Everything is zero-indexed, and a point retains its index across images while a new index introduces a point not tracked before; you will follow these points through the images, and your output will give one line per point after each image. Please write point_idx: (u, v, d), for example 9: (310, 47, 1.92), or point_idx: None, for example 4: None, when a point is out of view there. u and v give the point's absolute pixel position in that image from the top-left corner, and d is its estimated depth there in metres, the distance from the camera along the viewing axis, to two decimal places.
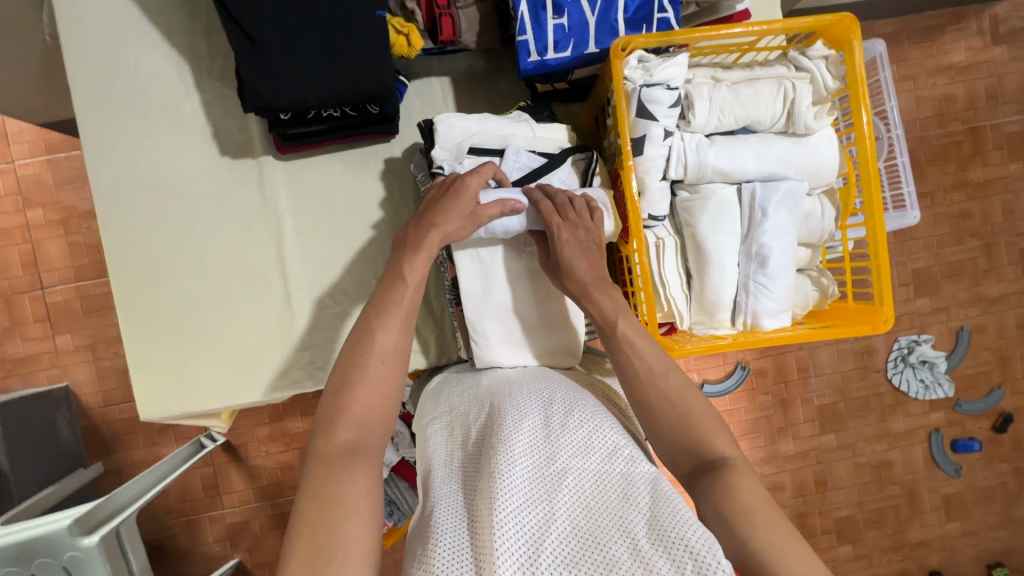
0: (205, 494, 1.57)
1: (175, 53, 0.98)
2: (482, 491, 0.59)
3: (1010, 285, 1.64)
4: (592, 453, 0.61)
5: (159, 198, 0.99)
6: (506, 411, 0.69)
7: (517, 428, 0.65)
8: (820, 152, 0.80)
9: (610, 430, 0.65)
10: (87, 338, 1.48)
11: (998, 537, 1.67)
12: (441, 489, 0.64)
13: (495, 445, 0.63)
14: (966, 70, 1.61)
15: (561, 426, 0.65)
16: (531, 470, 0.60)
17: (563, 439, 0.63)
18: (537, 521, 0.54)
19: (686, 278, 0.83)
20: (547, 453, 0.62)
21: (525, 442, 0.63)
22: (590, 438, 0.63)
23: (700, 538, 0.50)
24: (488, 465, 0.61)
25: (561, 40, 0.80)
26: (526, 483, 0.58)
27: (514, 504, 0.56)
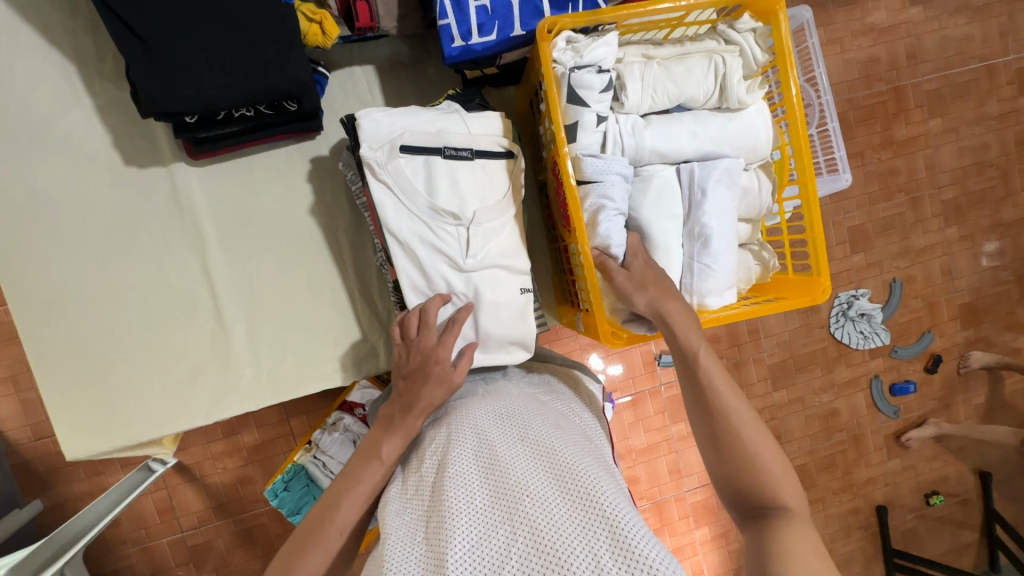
0: (160, 518, 1.48)
1: (56, 52, 0.87)
2: (438, 522, 0.59)
3: (935, 236, 1.74)
4: (549, 471, 0.63)
5: (57, 218, 0.89)
6: (462, 434, 0.69)
7: (476, 453, 0.65)
8: (754, 127, 0.80)
9: (569, 443, 0.67)
10: (5, 371, 1.35)
11: (933, 469, 1.80)
12: (395, 518, 0.64)
13: (453, 472, 0.63)
14: (887, 31, 1.66)
15: (520, 443, 0.66)
16: (491, 494, 0.61)
17: (523, 457, 0.64)
18: (497, 547, 0.56)
19: None
20: (503, 476, 0.62)
21: (483, 468, 0.63)
22: (549, 455, 0.64)
23: (660, 557, 0.53)
24: (445, 496, 0.61)
25: (485, 23, 0.76)
26: (484, 512, 0.59)
27: (471, 536, 0.57)
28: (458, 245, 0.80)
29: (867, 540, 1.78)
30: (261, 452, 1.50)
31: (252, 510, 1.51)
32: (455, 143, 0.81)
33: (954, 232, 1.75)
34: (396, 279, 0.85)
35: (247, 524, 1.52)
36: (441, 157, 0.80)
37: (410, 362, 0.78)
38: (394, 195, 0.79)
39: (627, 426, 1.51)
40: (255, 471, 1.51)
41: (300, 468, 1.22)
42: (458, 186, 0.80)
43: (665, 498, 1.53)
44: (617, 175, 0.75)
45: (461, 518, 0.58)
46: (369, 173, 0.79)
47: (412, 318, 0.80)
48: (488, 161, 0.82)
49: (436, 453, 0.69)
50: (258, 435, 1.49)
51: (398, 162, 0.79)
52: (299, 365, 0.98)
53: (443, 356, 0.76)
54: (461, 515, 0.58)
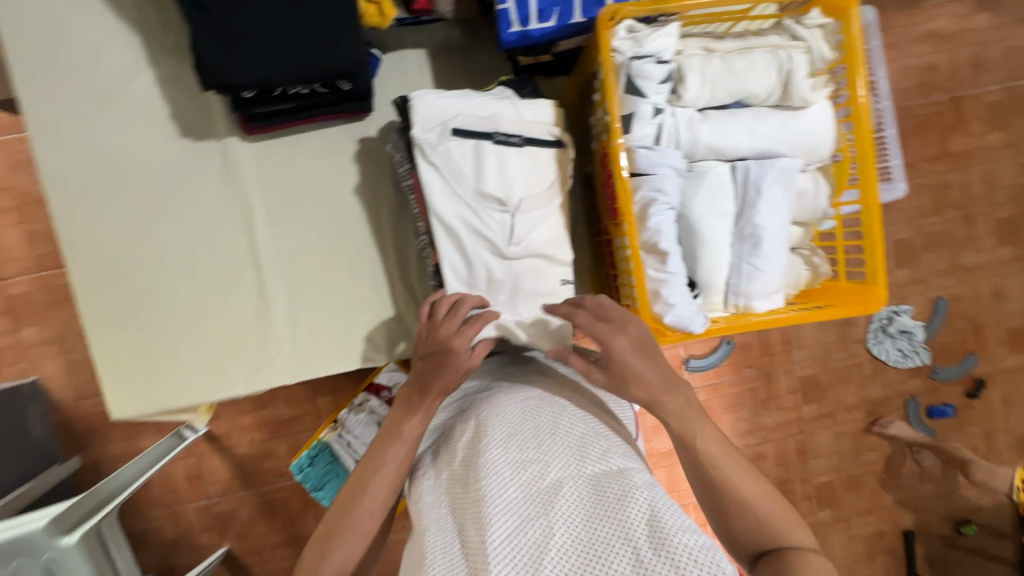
0: (188, 484, 1.53)
1: (122, 24, 0.90)
2: (473, 515, 0.60)
3: (986, 254, 1.66)
4: (582, 462, 0.62)
5: (116, 185, 0.92)
6: (490, 422, 0.67)
7: (505, 444, 0.64)
8: (816, 127, 0.77)
9: (601, 436, 0.65)
10: (53, 331, 1.41)
11: (967, 497, 1.73)
12: (432, 510, 0.65)
13: (484, 462, 0.63)
14: (950, 37, 1.59)
15: (551, 434, 0.65)
16: (524, 487, 0.60)
17: (554, 448, 0.63)
18: (534, 541, 0.56)
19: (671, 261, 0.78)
20: (536, 466, 0.62)
21: (513, 458, 0.63)
22: (582, 445, 0.63)
23: (701, 545, 0.52)
24: (477, 488, 0.61)
25: (545, 9, 0.75)
26: (518, 504, 0.59)
27: (508, 531, 0.57)
28: (503, 231, 0.80)
29: (891, 564, 1.72)
30: (287, 428, 1.53)
31: (274, 484, 1.55)
32: (507, 129, 0.80)
33: (1008, 253, 1.67)
34: (437, 264, 0.85)
35: (269, 497, 1.56)
36: (491, 142, 0.80)
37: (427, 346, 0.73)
38: (442, 177, 0.80)
39: (651, 429, 1.49)
40: (280, 445, 1.54)
41: (325, 446, 1.25)
42: (507, 172, 0.80)
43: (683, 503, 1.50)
44: (670, 169, 0.73)
45: (496, 512, 0.58)
46: (419, 154, 0.79)
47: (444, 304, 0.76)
48: (538, 149, 0.82)
49: (465, 443, 0.68)
50: (286, 411, 1.52)
51: (448, 144, 0.79)
52: (338, 343, 1.00)
53: (460, 344, 0.71)
54: (495, 506, 0.58)
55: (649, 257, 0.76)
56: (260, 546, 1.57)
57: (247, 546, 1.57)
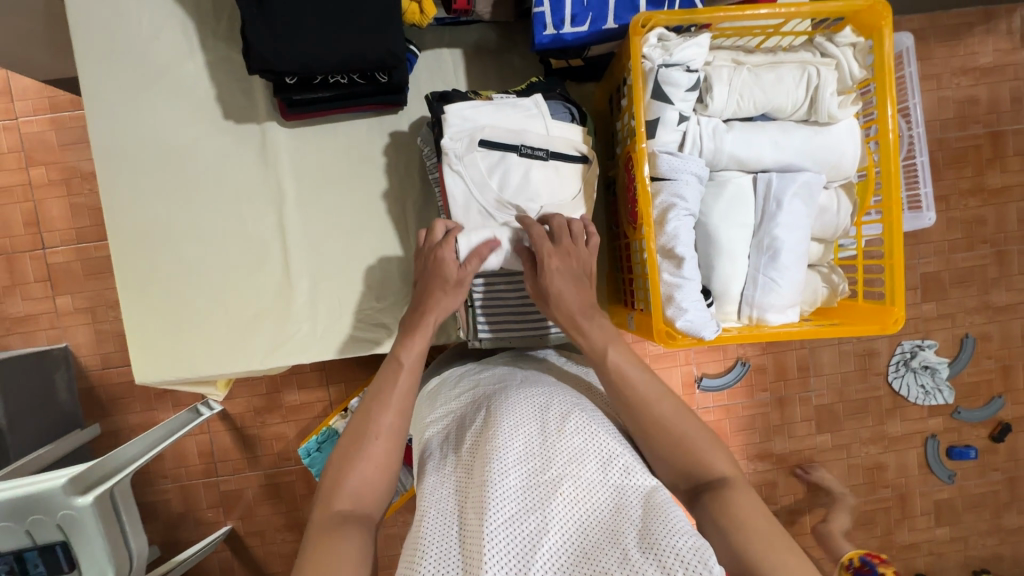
0: (200, 460, 1.57)
1: (180, 11, 0.95)
2: (474, 497, 0.60)
3: (1019, 294, 1.61)
4: (586, 458, 0.62)
5: (158, 161, 0.97)
6: (501, 412, 0.69)
7: (511, 435, 0.65)
8: (840, 144, 0.77)
9: (606, 437, 0.65)
10: (87, 301, 1.47)
11: (985, 544, 1.67)
12: (434, 490, 0.66)
13: (489, 451, 0.63)
14: (991, 71, 1.56)
15: (557, 431, 0.65)
16: (525, 478, 0.61)
17: (559, 445, 0.64)
18: (530, 531, 0.56)
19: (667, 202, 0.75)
20: (539, 459, 0.63)
21: (519, 448, 0.64)
22: (587, 444, 0.63)
23: (692, 547, 0.51)
24: (481, 471, 0.62)
25: (579, 14, 0.77)
26: (518, 495, 0.59)
27: (505, 516, 0.57)
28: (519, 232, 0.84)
29: None
30: (298, 413, 1.57)
31: (282, 467, 1.58)
32: (533, 143, 0.82)
33: None
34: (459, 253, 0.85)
35: (276, 480, 1.59)
36: (517, 154, 0.82)
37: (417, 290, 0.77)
38: (466, 184, 0.82)
39: None
40: (292, 430, 1.57)
41: (332, 433, 1.27)
42: (530, 183, 0.82)
43: None
44: (691, 176, 0.74)
45: (495, 497, 0.58)
46: (446, 161, 0.82)
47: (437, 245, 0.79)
48: (563, 164, 0.84)
49: (474, 431, 0.70)
50: (299, 396, 1.56)
51: (475, 155, 0.82)
52: (354, 326, 1.02)
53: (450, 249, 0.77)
54: (496, 488, 0.59)
55: (665, 261, 0.76)
56: (263, 527, 1.60)
57: (251, 527, 1.60)
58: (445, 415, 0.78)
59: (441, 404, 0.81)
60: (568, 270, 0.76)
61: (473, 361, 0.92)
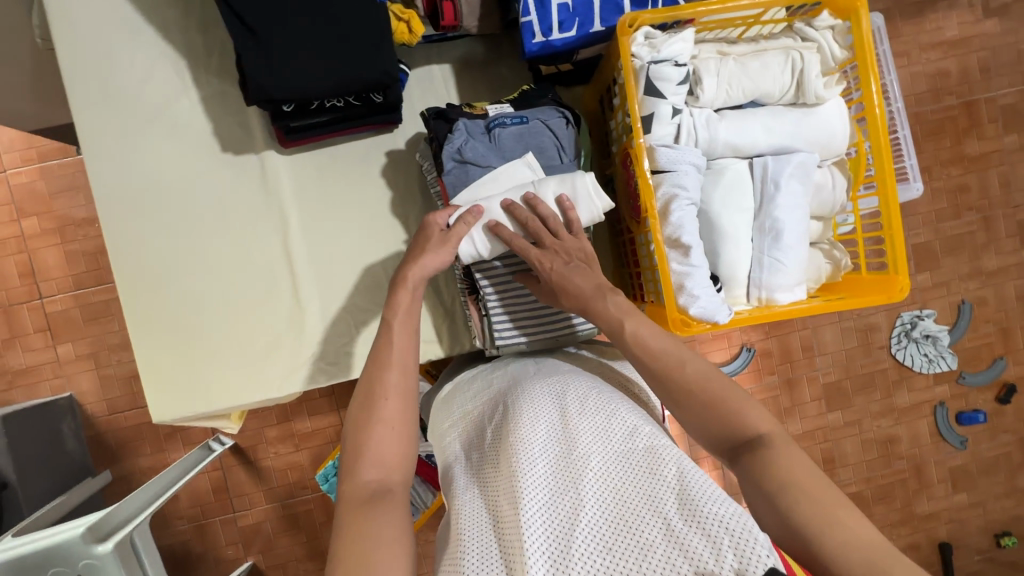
0: (216, 497, 1.56)
1: (168, 50, 0.97)
2: (505, 490, 0.61)
3: (1009, 257, 1.65)
4: (610, 438, 0.63)
5: (159, 198, 0.98)
6: (520, 405, 0.70)
7: (533, 424, 0.66)
8: (830, 123, 0.79)
9: (627, 415, 0.67)
10: (89, 347, 1.46)
11: (1004, 507, 1.68)
12: (466, 495, 0.66)
13: (514, 442, 0.64)
14: (959, 44, 1.61)
15: (577, 414, 0.66)
16: (553, 463, 0.61)
17: (581, 426, 0.64)
18: (566, 511, 0.56)
19: (678, 190, 0.76)
20: (563, 442, 0.63)
21: (543, 435, 0.64)
22: (608, 424, 0.65)
23: (732, 510, 0.51)
24: (509, 463, 0.62)
25: (566, 19, 0.79)
26: (548, 480, 0.60)
27: (540, 503, 0.57)
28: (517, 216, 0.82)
29: None
30: (311, 440, 1.56)
31: (299, 496, 1.57)
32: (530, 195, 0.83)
33: None
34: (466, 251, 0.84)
35: (294, 510, 1.58)
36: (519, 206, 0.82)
37: None
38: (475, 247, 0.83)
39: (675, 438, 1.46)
40: (306, 458, 1.56)
41: None
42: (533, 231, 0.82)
43: None
44: (690, 166, 0.76)
45: (527, 487, 0.59)
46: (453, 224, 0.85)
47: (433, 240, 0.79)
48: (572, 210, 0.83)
49: (496, 427, 0.70)
50: (311, 423, 1.55)
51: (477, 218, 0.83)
52: (367, 345, 1.02)
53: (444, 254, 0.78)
54: (527, 477, 0.60)
55: (672, 251, 0.77)
56: (285, 559, 1.58)
57: (272, 560, 1.58)
58: (464, 417, 0.79)
59: (460, 407, 0.81)
60: (561, 265, 0.77)
61: (486, 363, 0.93)
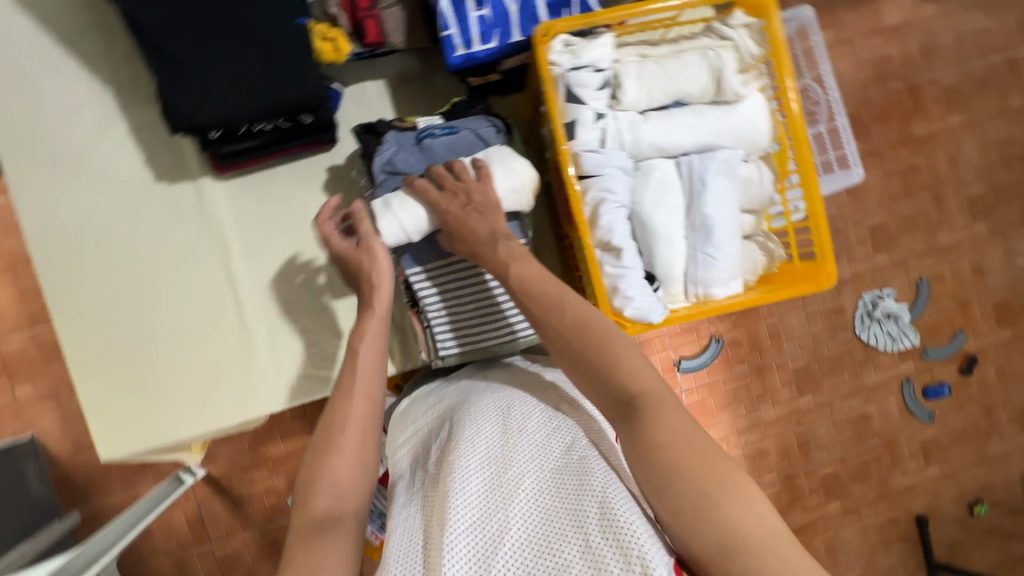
0: (191, 529, 1.52)
1: (100, 80, 0.95)
2: (439, 510, 0.61)
3: (962, 233, 1.69)
4: (547, 455, 0.64)
5: (95, 231, 0.96)
6: (465, 422, 0.70)
7: (474, 443, 0.66)
8: (752, 119, 0.81)
9: (571, 431, 0.67)
10: (49, 385, 1.42)
11: (975, 476, 1.72)
12: (403, 511, 0.67)
13: (453, 462, 0.64)
14: (899, 29, 1.65)
15: (518, 431, 0.67)
16: (489, 482, 0.62)
17: (520, 444, 0.65)
18: (494, 532, 0.57)
19: (606, 192, 0.77)
20: (500, 459, 0.64)
21: (481, 452, 0.65)
22: (548, 440, 0.65)
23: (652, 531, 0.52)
24: (446, 483, 0.63)
25: (486, 31, 0.80)
26: (481, 499, 0.60)
27: (469, 525, 0.58)
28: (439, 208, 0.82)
29: (909, 552, 1.70)
30: (285, 463, 1.53)
31: (277, 521, 1.54)
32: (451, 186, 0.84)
33: (982, 229, 1.70)
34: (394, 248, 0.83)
35: (273, 536, 1.55)
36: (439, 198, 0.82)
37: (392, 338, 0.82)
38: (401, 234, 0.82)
39: None
40: (281, 482, 1.53)
41: None
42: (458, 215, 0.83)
43: None
44: (616, 169, 0.77)
45: (458, 509, 0.59)
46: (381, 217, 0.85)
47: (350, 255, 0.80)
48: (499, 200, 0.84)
49: (441, 444, 0.71)
50: (284, 446, 1.53)
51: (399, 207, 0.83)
52: (321, 366, 1.01)
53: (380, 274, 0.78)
54: (458, 498, 0.60)
55: (605, 254, 0.78)
56: None
57: None
58: (415, 432, 0.79)
59: (412, 422, 0.81)
60: (456, 207, 0.78)
61: (433, 381, 0.92)
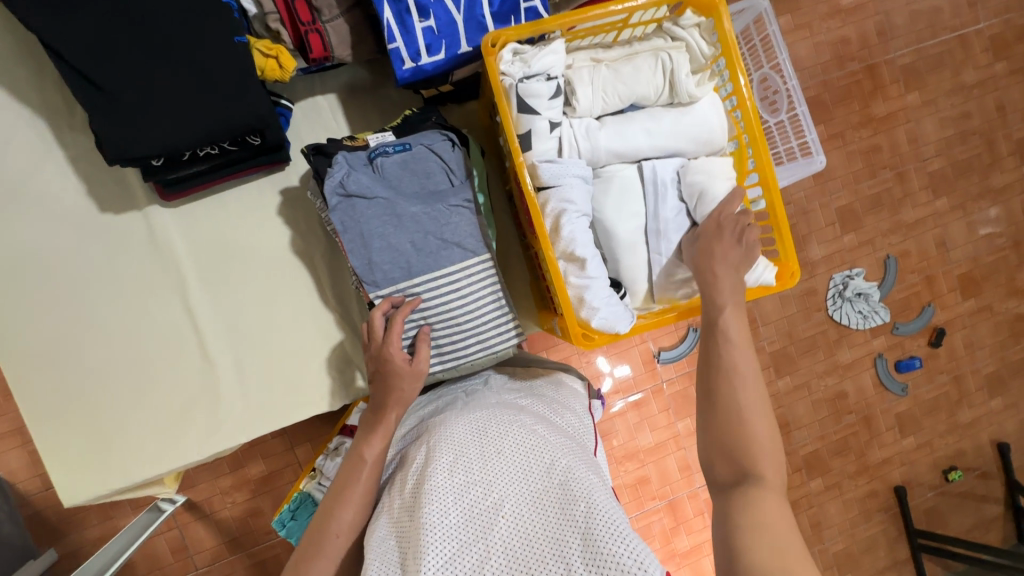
0: (175, 558, 1.48)
1: (39, 104, 0.90)
2: (415, 540, 0.63)
3: (925, 209, 1.73)
4: (527, 475, 0.66)
5: (39, 265, 0.91)
6: (440, 449, 0.70)
7: (452, 470, 0.67)
8: (708, 118, 0.80)
9: (548, 448, 0.69)
10: (12, 423, 1.36)
11: (949, 443, 1.77)
12: (377, 538, 0.67)
13: (431, 492, 0.65)
14: (854, 11, 1.67)
15: (495, 453, 0.68)
16: (468, 510, 0.64)
17: (498, 467, 0.67)
18: (475, 562, 0.60)
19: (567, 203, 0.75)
20: (477, 488, 0.65)
21: (459, 481, 0.66)
22: (527, 460, 0.67)
23: (630, 549, 0.57)
24: (423, 513, 0.64)
25: (433, 43, 0.78)
26: (460, 528, 0.62)
27: (448, 555, 0.61)
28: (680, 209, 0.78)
29: (889, 522, 1.75)
30: (268, 484, 1.49)
31: (264, 542, 1.50)
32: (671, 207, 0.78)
33: (944, 203, 1.74)
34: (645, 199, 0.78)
35: (261, 557, 1.51)
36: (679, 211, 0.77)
37: (370, 364, 0.83)
38: None
39: (633, 427, 1.45)
40: (264, 502, 1.50)
41: (307, 496, 1.10)
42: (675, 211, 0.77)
43: (678, 496, 1.46)
44: (575, 178, 0.76)
45: (436, 540, 0.61)
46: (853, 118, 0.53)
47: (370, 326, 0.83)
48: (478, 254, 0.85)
49: (417, 468, 0.71)
50: (265, 466, 1.49)
51: None
52: (290, 391, 0.99)
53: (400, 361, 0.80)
54: (436, 533, 0.62)
55: (569, 265, 0.76)
56: None
57: None
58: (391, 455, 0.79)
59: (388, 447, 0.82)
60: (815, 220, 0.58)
61: (425, 394, 0.95)
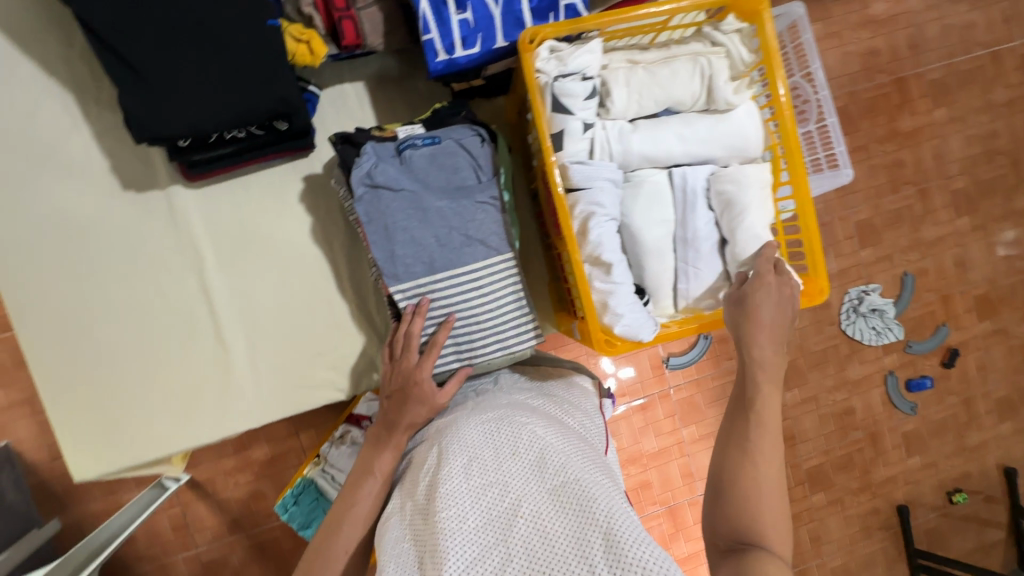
0: (175, 535, 1.49)
1: (66, 76, 0.90)
2: (432, 544, 0.62)
3: (946, 227, 1.70)
4: (543, 477, 0.64)
5: (60, 240, 0.91)
6: (454, 451, 0.70)
7: (467, 473, 0.66)
8: (745, 126, 0.78)
9: (564, 450, 0.68)
10: (22, 392, 1.36)
11: (954, 466, 1.75)
12: (393, 543, 0.66)
13: (447, 495, 0.65)
14: (886, 22, 1.64)
15: (511, 455, 0.67)
16: (485, 512, 0.63)
17: (514, 469, 0.66)
18: (493, 566, 0.59)
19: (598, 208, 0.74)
20: (493, 490, 0.65)
21: (475, 483, 0.65)
22: (543, 462, 0.66)
23: (656, 555, 0.54)
24: (439, 515, 0.63)
25: (468, 36, 0.76)
26: (477, 532, 0.62)
27: (466, 559, 0.60)
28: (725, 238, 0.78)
29: (889, 540, 1.73)
30: (270, 467, 1.49)
31: (264, 525, 1.51)
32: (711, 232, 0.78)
33: (966, 223, 1.71)
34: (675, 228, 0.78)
35: (260, 539, 1.52)
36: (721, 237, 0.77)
37: (393, 381, 0.82)
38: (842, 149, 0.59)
39: (638, 431, 1.45)
40: (266, 485, 1.50)
41: (311, 483, 1.10)
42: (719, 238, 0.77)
43: (679, 503, 1.45)
44: (605, 181, 0.74)
45: (454, 544, 0.60)
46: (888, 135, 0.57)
47: (396, 340, 0.83)
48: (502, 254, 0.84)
49: (431, 470, 0.70)
50: (268, 450, 1.49)
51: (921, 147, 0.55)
52: (302, 379, 0.98)
53: (422, 377, 0.79)
54: (454, 537, 0.61)
55: (594, 269, 0.76)
56: None
57: None
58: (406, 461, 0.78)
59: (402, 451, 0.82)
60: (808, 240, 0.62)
61: None
